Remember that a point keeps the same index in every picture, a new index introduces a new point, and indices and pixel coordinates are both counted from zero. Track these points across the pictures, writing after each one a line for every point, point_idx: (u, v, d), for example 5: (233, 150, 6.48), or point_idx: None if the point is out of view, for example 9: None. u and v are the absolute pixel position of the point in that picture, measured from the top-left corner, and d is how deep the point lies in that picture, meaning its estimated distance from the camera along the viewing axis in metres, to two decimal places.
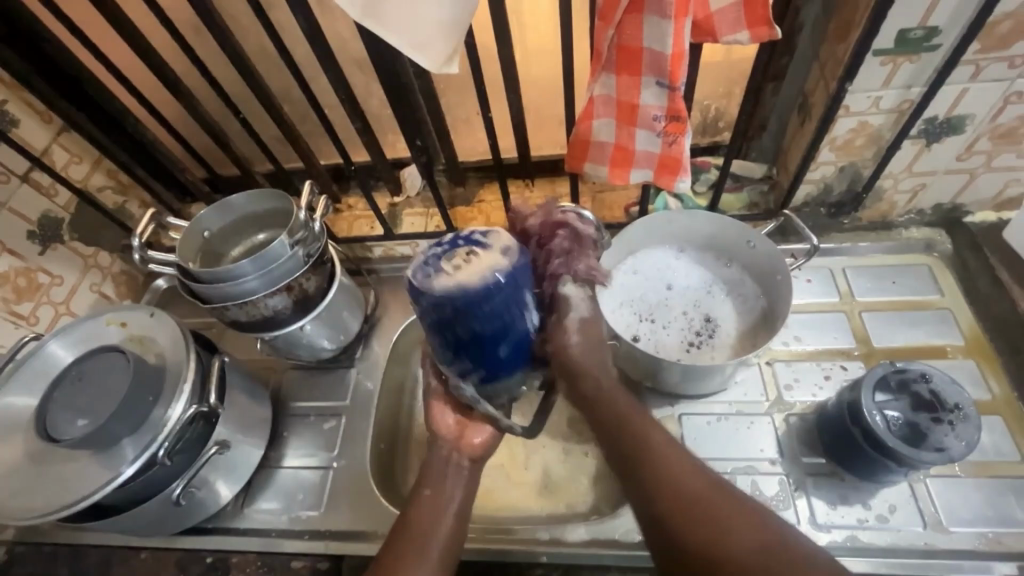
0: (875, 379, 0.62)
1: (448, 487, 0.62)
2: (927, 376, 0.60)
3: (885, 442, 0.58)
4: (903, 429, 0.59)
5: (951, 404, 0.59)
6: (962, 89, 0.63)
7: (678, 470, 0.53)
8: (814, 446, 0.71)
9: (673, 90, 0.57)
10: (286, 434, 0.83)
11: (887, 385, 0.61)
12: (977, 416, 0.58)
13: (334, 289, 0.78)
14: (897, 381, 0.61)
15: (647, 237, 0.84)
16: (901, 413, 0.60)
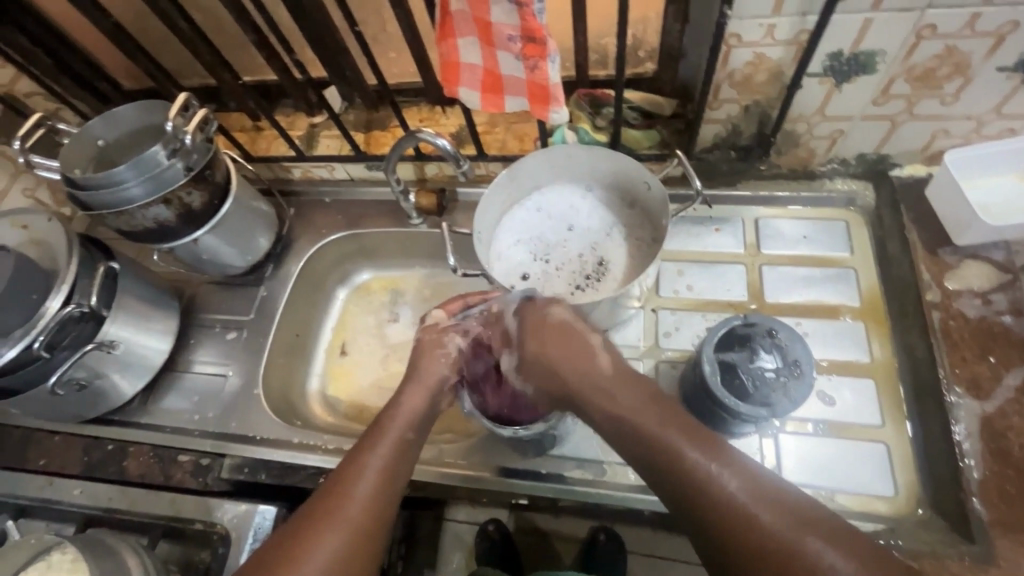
0: (720, 334, 0.61)
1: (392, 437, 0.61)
2: (774, 332, 0.60)
3: (710, 388, 0.58)
4: (736, 380, 0.59)
5: (799, 370, 0.58)
6: (864, 20, 0.56)
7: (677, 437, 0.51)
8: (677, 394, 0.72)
9: (522, 6, 0.53)
10: (194, 342, 0.89)
11: (730, 336, 0.61)
12: (814, 376, 0.58)
13: (227, 206, 0.79)
14: (742, 334, 0.61)
15: (551, 173, 0.80)
16: (736, 362, 0.59)
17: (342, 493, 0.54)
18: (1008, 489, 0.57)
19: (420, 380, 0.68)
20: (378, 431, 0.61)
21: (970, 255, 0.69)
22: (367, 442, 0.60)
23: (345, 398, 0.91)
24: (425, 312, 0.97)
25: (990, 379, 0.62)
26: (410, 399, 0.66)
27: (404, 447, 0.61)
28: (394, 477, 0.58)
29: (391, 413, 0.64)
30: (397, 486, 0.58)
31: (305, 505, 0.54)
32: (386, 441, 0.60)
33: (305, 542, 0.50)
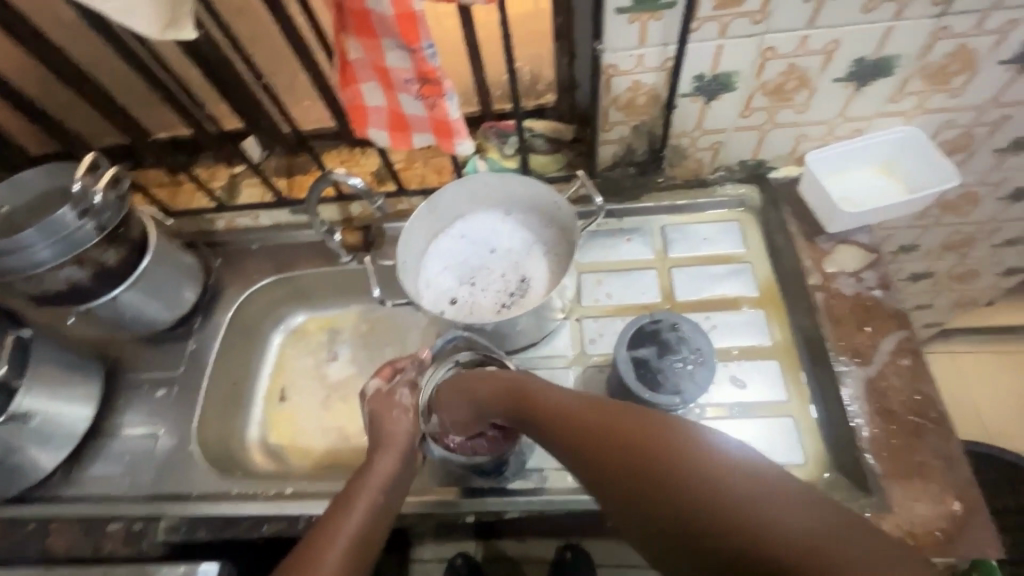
0: (632, 333, 0.66)
1: (359, 500, 0.61)
2: (677, 325, 0.66)
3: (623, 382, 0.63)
4: (652, 374, 0.63)
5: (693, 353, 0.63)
6: (716, 46, 0.64)
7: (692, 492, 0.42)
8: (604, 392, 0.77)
9: (413, 53, 0.58)
10: (121, 405, 0.86)
11: (641, 334, 0.66)
12: (715, 360, 0.64)
13: (146, 262, 0.79)
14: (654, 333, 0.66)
15: (469, 202, 0.85)
16: (645, 357, 0.64)
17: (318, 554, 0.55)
18: (894, 442, 0.64)
19: (387, 444, 0.66)
20: (346, 504, 0.61)
21: (842, 240, 0.78)
22: (336, 516, 0.59)
23: (288, 444, 0.90)
24: (364, 348, 0.98)
25: (869, 346, 0.69)
26: (381, 464, 0.65)
27: (378, 518, 0.61)
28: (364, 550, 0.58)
29: (364, 475, 0.64)
30: (369, 550, 0.59)
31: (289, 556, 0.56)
32: (360, 505, 0.61)
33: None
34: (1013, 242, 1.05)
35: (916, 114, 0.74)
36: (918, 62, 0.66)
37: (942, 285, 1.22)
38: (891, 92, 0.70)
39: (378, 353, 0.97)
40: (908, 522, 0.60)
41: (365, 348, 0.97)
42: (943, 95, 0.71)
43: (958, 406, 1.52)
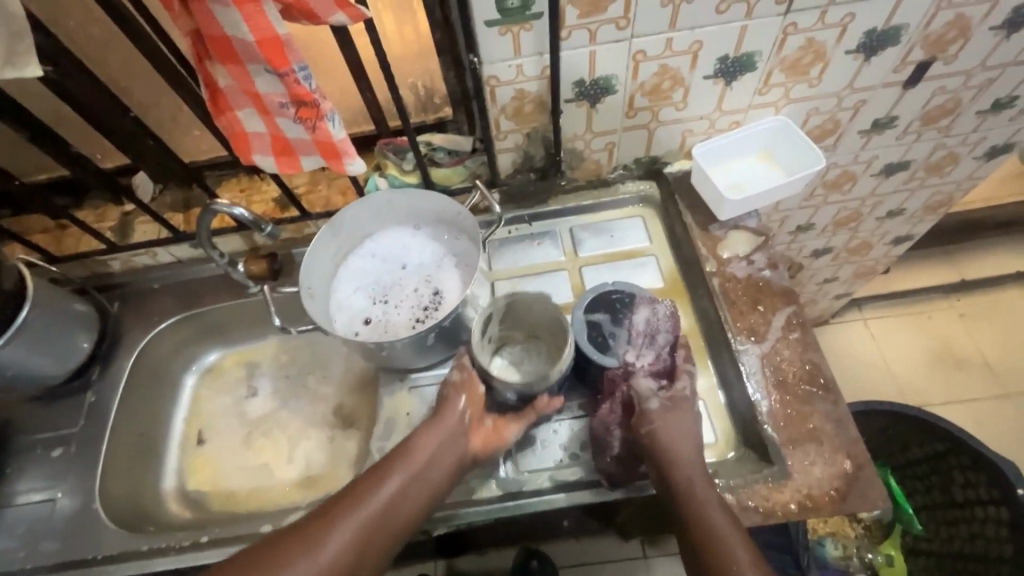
0: (591, 298, 0.74)
1: (391, 475, 0.63)
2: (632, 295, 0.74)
3: (576, 341, 0.71)
4: (601, 337, 0.71)
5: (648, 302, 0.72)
6: (589, 52, 0.67)
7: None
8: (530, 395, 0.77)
9: (283, 76, 0.57)
10: (14, 471, 0.80)
11: (599, 300, 0.74)
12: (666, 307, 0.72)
13: (25, 313, 0.73)
14: (620, 329, 0.72)
15: (375, 220, 0.84)
16: (599, 322, 0.72)
17: (332, 521, 0.58)
18: (789, 412, 0.68)
19: (438, 421, 0.67)
20: (386, 470, 0.63)
21: (733, 226, 0.82)
22: (371, 484, 0.62)
23: (208, 489, 0.86)
24: (285, 379, 0.94)
25: (763, 324, 0.73)
26: (423, 441, 0.66)
27: (403, 499, 0.62)
28: (375, 531, 0.59)
29: (406, 451, 0.65)
30: (389, 527, 0.61)
31: (311, 512, 0.60)
32: (391, 480, 0.62)
33: (285, 553, 0.56)
34: (894, 213, 1.14)
35: (785, 104, 0.79)
36: (775, 56, 0.71)
37: (843, 259, 1.31)
38: (758, 85, 0.75)
39: (301, 383, 0.94)
40: (808, 485, 0.64)
41: (287, 378, 0.94)
42: (804, 85, 0.76)
43: (878, 369, 1.63)
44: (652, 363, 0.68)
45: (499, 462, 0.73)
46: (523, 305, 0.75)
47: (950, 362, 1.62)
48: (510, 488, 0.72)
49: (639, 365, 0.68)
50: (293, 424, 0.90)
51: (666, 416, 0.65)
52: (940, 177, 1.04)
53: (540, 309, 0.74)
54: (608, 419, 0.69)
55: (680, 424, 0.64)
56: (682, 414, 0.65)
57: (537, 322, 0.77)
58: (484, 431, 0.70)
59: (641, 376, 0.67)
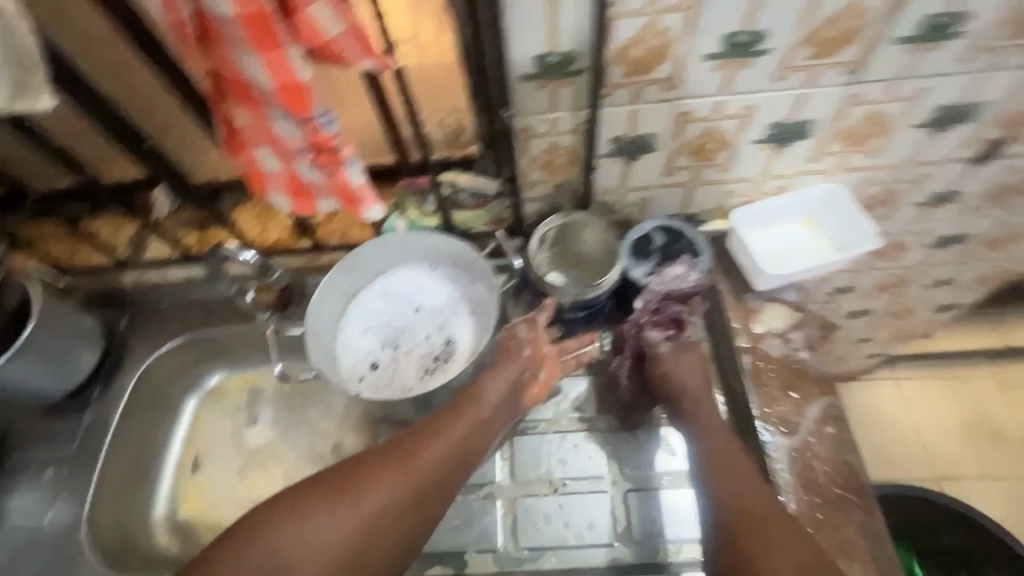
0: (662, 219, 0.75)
1: (462, 418, 0.64)
2: (697, 246, 0.73)
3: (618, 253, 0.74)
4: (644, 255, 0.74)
5: (703, 246, 0.73)
6: (629, 111, 0.62)
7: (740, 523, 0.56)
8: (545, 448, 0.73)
9: (304, 122, 0.53)
10: (8, 486, 0.79)
11: (667, 229, 0.74)
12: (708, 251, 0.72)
13: (30, 330, 0.72)
14: (671, 258, 0.73)
15: (389, 259, 0.81)
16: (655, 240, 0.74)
17: (409, 452, 0.60)
18: (816, 517, 0.63)
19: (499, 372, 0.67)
20: (454, 413, 0.64)
21: (769, 298, 0.76)
22: (436, 427, 0.63)
23: (199, 519, 0.83)
24: (286, 408, 0.91)
25: (796, 415, 0.68)
26: (490, 389, 0.66)
27: (472, 441, 0.64)
28: (448, 464, 0.61)
29: (476, 396, 0.66)
30: (460, 462, 0.62)
31: (387, 441, 0.62)
32: (462, 420, 0.64)
33: (361, 482, 0.57)
34: (944, 283, 1.06)
35: (839, 172, 0.73)
36: (833, 126, 0.66)
37: (882, 321, 1.23)
38: (810, 152, 0.70)
39: (303, 415, 0.90)
40: None
41: (288, 409, 0.91)
42: (862, 155, 0.70)
43: (906, 434, 1.54)
44: (656, 316, 0.72)
45: (499, 536, 0.69)
46: (576, 231, 0.75)
47: (986, 435, 1.52)
48: (508, 565, 0.67)
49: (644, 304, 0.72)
50: (290, 459, 0.87)
51: (672, 362, 0.70)
52: (999, 252, 0.96)
53: (592, 236, 0.75)
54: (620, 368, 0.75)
55: (699, 394, 0.68)
56: (689, 359, 0.70)
57: (585, 253, 0.76)
58: (536, 389, 0.71)
59: (649, 327, 0.72)
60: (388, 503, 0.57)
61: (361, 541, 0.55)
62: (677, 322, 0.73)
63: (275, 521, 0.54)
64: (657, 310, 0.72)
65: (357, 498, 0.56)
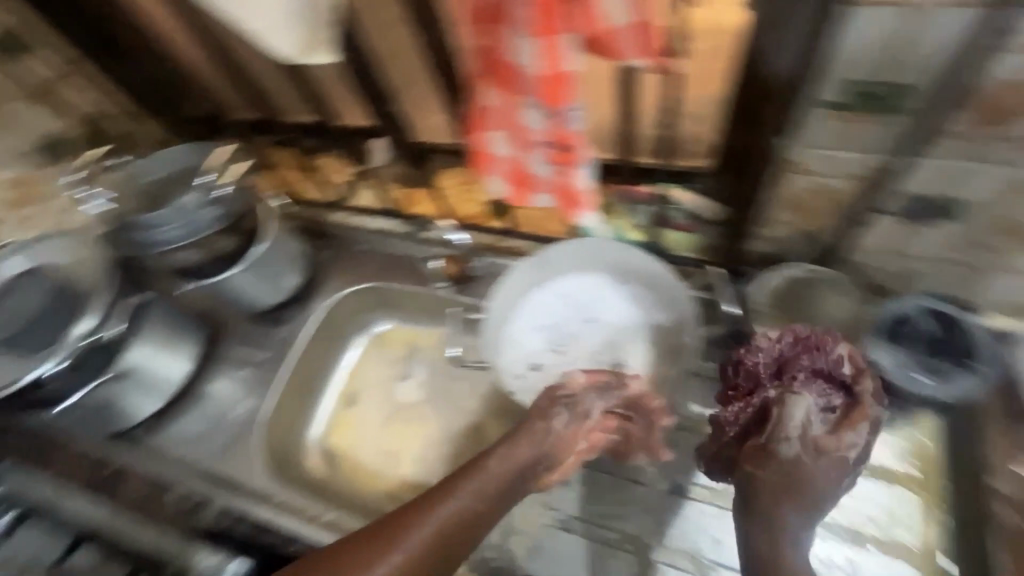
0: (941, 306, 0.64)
1: (515, 458, 0.65)
2: (974, 353, 0.62)
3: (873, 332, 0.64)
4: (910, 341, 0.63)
5: (980, 351, 0.63)
6: (943, 169, 0.54)
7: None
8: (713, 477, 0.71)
9: (554, 115, 0.50)
10: (212, 372, 0.91)
11: (940, 316, 0.64)
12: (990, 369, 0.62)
13: (260, 248, 0.81)
14: (940, 353, 0.63)
15: (578, 262, 0.76)
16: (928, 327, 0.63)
17: (464, 490, 0.63)
18: None
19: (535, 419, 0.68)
20: (508, 451, 0.66)
21: None
22: (422, 502, 0.62)
23: (346, 452, 0.90)
24: (438, 375, 0.94)
25: None
26: (527, 440, 0.66)
27: (512, 485, 0.65)
28: (489, 502, 0.63)
29: (517, 440, 0.67)
30: (499, 503, 0.64)
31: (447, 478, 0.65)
32: (510, 464, 0.65)
33: (418, 514, 0.61)
34: None
35: None
36: None
37: None
38: None
39: (449, 386, 0.93)
40: None
41: (439, 377, 0.94)
42: None
43: None
44: (810, 367, 0.61)
45: None
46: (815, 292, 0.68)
47: None
48: None
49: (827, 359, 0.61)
50: (428, 425, 0.90)
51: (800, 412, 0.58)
52: None
53: (839, 303, 0.68)
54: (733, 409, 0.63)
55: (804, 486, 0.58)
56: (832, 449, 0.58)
57: (828, 318, 0.68)
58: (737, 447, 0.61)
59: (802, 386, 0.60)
60: (442, 534, 0.60)
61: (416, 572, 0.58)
62: (849, 398, 0.60)
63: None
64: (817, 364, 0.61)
65: (415, 528, 0.60)
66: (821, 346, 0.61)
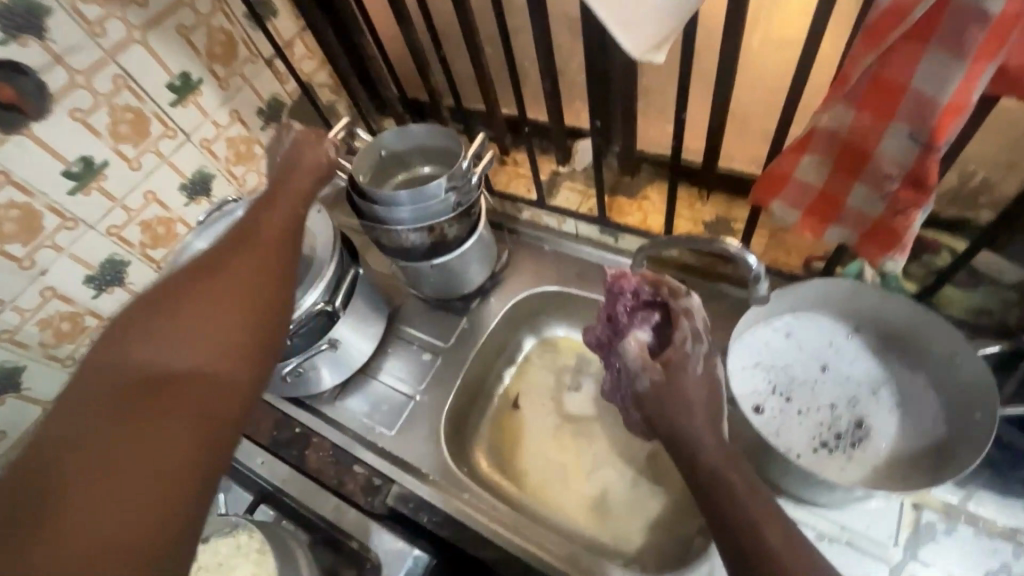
0: None
1: (277, 207, 0.58)
2: None
3: None
4: None
5: None
6: None
7: (758, 542, 0.45)
8: (971, 564, 0.59)
9: (929, 149, 0.44)
10: (388, 350, 0.91)
11: None
12: None
13: (471, 241, 0.81)
14: None
15: (819, 303, 0.69)
16: None
17: (246, 245, 0.52)
18: None
19: (301, 168, 0.64)
20: (268, 198, 0.59)
21: None
22: (282, 200, 0.59)
23: (510, 454, 0.87)
24: None
25: None
26: (283, 202, 0.59)
27: (270, 217, 0.57)
28: (283, 250, 0.54)
29: (274, 198, 0.59)
30: (289, 244, 0.55)
31: (224, 243, 0.52)
32: (275, 207, 0.58)
33: (227, 268, 0.49)
34: None
35: None
36: None
37: None
38: None
39: None
40: None
41: None
42: None
43: None
44: (628, 297, 0.63)
45: None
46: None
47: None
48: None
49: (675, 300, 0.59)
50: (602, 442, 0.85)
51: (686, 334, 0.56)
52: None
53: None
54: (645, 335, 0.60)
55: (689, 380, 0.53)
56: (676, 356, 0.55)
57: None
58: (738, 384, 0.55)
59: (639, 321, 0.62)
60: (248, 290, 0.48)
61: (255, 323, 0.47)
62: (642, 316, 0.62)
63: (179, 297, 0.45)
64: (619, 298, 0.64)
65: (222, 282, 0.47)
66: (618, 286, 0.63)
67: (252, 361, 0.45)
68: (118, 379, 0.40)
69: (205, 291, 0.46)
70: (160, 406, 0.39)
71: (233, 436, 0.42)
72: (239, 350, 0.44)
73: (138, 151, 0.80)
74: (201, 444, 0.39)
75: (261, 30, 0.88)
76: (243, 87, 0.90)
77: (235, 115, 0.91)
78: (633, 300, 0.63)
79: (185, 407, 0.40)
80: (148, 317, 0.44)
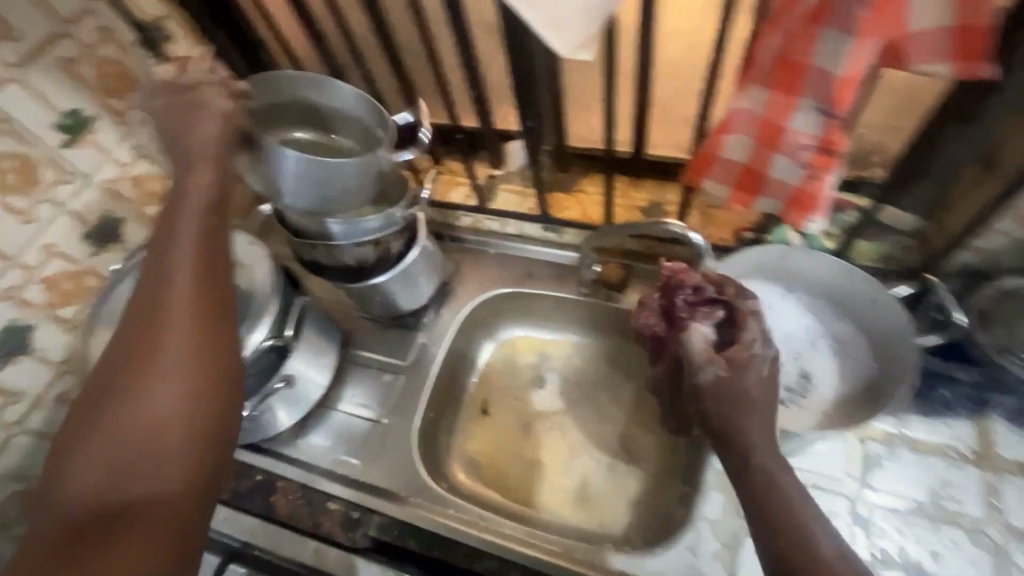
0: None
1: (176, 235, 0.50)
2: None
3: None
4: None
5: None
6: None
7: (811, 546, 0.43)
8: (911, 482, 0.67)
9: (832, 119, 0.49)
10: (346, 378, 0.87)
11: None
12: None
13: (412, 255, 0.79)
14: None
15: (755, 270, 0.75)
16: None
17: (158, 306, 0.48)
18: None
19: (202, 156, 0.53)
20: (168, 224, 0.51)
21: None
22: (182, 225, 0.51)
23: (487, 461, 0.87)
24: (577, 382, 0.91)
25: None
26: (186, 225, 0.51)
27: (170, 254, 0.50)
28: (204, 297, 0.49)
29: (174, 215, 0.52)
30: (212, 284, 0.51)
31: (138, 305, 0.49)
32: (179, 236, 0.50)
33: (151, 348, 0.47)
34: None
35: None
36: None
37: None
38: None
39: (589, 395, 0.90)
40: None
41: (578, 384, 0.91)
42: None
43: None
44: (688, 293, 0.61)
45: None
46: None
47: None
48: None
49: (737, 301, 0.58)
50: (575, 434, 0.86)
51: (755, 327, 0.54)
52: None
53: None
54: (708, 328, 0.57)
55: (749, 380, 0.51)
56: (739, 355, 0.52)
57: None
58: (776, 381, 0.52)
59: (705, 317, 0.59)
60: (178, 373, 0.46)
61: (195, 404, 0.46)
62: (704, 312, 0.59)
63: (116, 395, 0.46)
64: (681, 293, 0.62)
65: (149, 369, 0.46)
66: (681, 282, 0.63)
67: (203, 449, 0.46)
68: (87, 506, 0.43)
69: (136, 386, 0.46)
70: (126, 516, 0.42)
71: (205, 514, 0.46)
72: (187, 446, 0.46)
73: (29, 201, 0.71)
74: (177, 539, 0.43)
75: (157, 57, 0.81)
76: (145, 120, 0.83)
77: (139, 152, 0.83)
78: (695, 296, 0.61)
79: (149, 519, 0.43)
80: (93, 421, 0.45)
